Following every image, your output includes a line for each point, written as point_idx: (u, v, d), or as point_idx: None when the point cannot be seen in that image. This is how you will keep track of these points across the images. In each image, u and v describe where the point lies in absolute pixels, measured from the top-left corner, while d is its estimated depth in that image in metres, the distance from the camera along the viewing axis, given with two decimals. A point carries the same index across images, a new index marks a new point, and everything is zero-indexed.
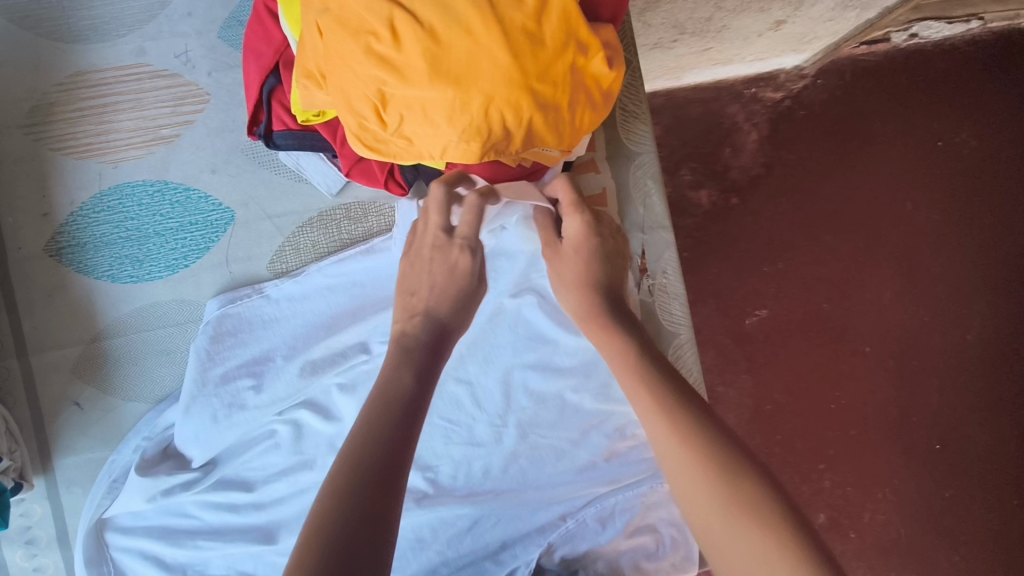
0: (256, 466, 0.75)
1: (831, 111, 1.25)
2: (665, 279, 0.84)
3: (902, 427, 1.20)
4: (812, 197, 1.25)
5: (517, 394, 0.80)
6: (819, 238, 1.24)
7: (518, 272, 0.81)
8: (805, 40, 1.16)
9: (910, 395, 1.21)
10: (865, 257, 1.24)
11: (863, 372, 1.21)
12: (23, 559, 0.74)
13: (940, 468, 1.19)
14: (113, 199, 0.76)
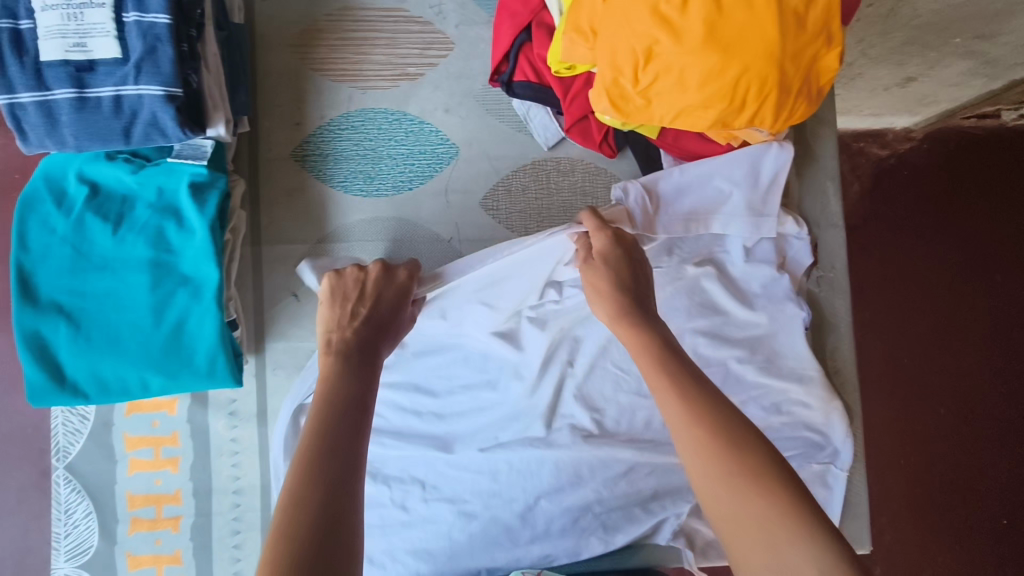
0: (443, 377, 0.86)
1: (931, 176, 1.30)
2: (833, 272, 0.90)
3: (975, 495, 1.25)
4: (910, 252, 1.30)
5: None
6: (919, 292, 1.30)
7: (704, 244, 0.88)
8: (924, 101, 1.23)
9: (982, 465, 1.26)
10: (955, 322, 1.29)
11: (945, 432, 1.27)
12: (224, 428, 0.81)
13: (1007, 544, 1.23)
14: (357, 120, 0.85)
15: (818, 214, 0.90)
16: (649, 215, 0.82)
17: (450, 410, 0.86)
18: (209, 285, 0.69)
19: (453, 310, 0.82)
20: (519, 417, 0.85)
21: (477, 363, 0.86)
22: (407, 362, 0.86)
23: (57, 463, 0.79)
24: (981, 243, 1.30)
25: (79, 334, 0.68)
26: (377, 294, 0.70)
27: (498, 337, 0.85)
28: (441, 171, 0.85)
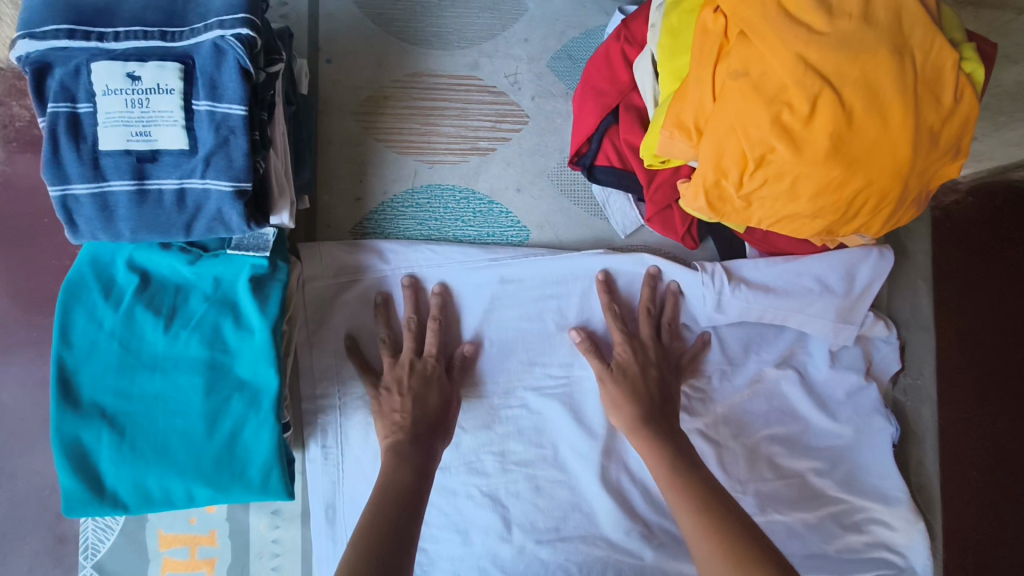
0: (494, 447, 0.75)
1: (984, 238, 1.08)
2: (920, 381, 0.83)
3: None
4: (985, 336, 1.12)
5: (761, 462, 0.78)
6: None
7: (785, 344, 0.80)
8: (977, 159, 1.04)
9: None
10: None
11: None
12: (265, 528, 0.74)
13: None
14: (423, 195, 0.79)
15: (907, 316, 0.84)
16: (723, 299, 0.76)
17: (505, 501, 0.74)
18: (268, 393, 0.63)
19: (501, 374, 0.76)
20: (573, 503, 0.75)
21: (532, 439, 0.76)
22: (458, 440, 0.75)
23: (83, 561, 0.72)
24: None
25: (122, 443, 0.62)
26: (420, 395, 0.68)
27: (553, 404, 0.76)
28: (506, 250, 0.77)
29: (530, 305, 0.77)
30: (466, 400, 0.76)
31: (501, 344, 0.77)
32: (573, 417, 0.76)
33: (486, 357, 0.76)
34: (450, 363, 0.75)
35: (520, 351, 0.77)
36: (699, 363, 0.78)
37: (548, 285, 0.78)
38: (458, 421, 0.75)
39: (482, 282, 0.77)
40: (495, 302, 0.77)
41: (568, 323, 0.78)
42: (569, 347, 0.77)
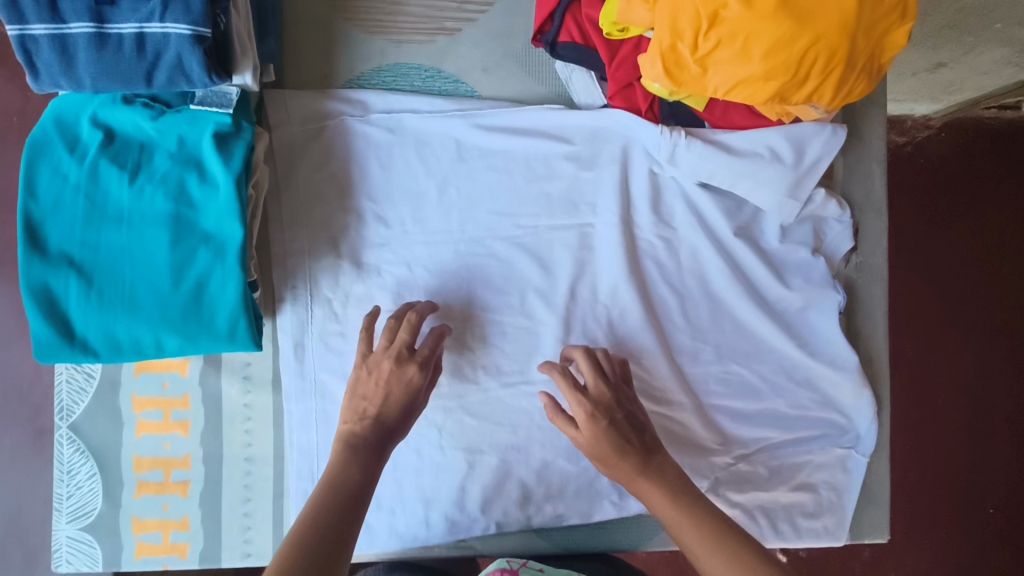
0: (462, 299, 0.80)
1: (947, 166, 1.30)
2: (871, 259, 0.87)
3: (967, 491, 1.27)
4: (941, 243, 1.31)
5: (721, 319, 0.85)
6: (935, 286, 1.30)
7: (743, 220, 0.84)
8: (948, 90, 1.22)
9: (973, 465, 1.27)
10: (957, 316, 1.30)
11: (954, 426, 1.28)
12: (238, 394, 0.77)
13: (991, 537, 1.26)
14: (388, 79, 0.81)
15: (862, 199, 0.86)
16: (676, 154, 0.80)
17: (469, 352, 0.80)
18: (232, 245, 0.64)
19: (470, 222, 0.80)
20: (534, 356, 0.80)
21: (497, 285, 0.81)
22: (424, 285, 0.79)
23: (60, 422, 0.75)
24: (988, 239, 1.31)
25: (89, 291, 0.63)
26: (388, 389, 0.67)
27: (520, 253, 0.81)
28: (475, 103, 0.81)
29: (496, 156, 0.81)
30: (436, 254, 0.80)
31: (467, 194, 0.80)
32: (539, 267, 0.81)
33: (454, 205, 0.80)
34: (420, 210, 0.80)
35: (487, 200, 0.81)
36: (668, 222, 0.84)
37: (514, 136, 0.81)
38: (425, 265, 0.79)
39: (450, 130, 0.80)
40: (462, 151, 0.81)
41: (536, 176, 0.81)
42: (535, 198, 0.81)
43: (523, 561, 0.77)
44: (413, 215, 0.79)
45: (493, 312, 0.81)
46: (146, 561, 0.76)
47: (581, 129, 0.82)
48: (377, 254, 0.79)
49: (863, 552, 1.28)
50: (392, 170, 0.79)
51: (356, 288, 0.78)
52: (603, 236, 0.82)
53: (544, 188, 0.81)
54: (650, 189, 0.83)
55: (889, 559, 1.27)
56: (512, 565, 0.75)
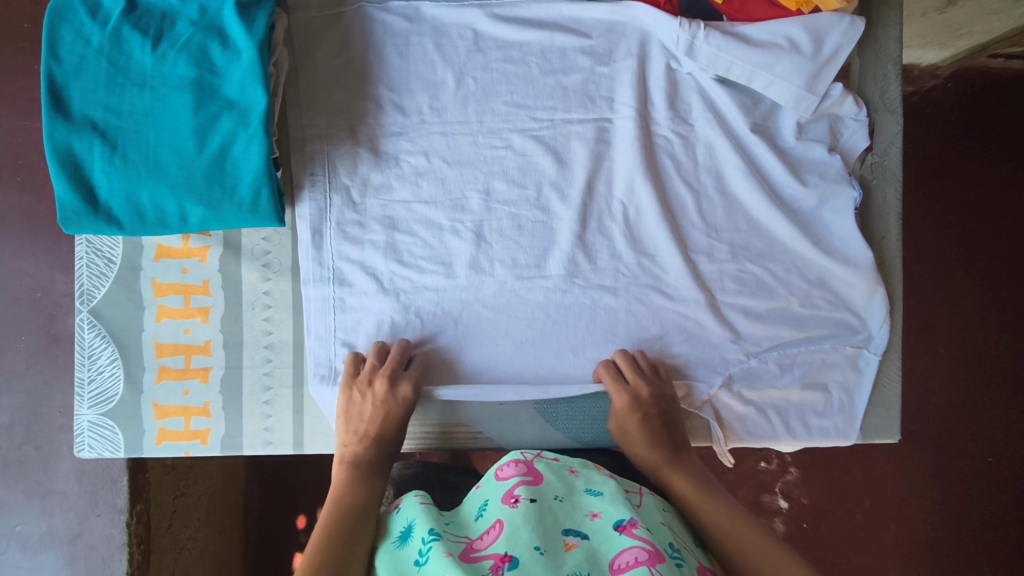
0: (476, 192, 0.80)
1: (955, 116, 1.29)
2: (886, 157, 0.86)
3: (965, 433, 1.27)
4: (948, 184, 1.30)
5: (736, 219, 0.83)
6: (938, 225, 1.31)
7: (760, 113, 0.83)
8: (957, 35, 1.19)
9: (973, 406, 1.28)
10: (959, 258, 1.30)
11: (953, 365, 1.28)
12: (258, 280, 0.78)
13: (988, 478, 1.26)
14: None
15: (876, 98, 0.87)
16: (696, 46, 0.79)
17: (484, 241, 0.80)
18: (256, 111, 0.65)
19: (487, 113, 0.80)
20: (546, 250, 0.81)
21: (514, 178, 0.81)
22: (441, 173, 0.79)
23: (80, 306, 0.76)
24: (999, 171, 1.29)
25: (113, 156, 0.64)
26: (384, 408, 0.71)
27: (535, 146, 0.81)
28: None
29: (514, 48, 0.81)
30: (457, 149, 0.80)
31: (484, 85, 0.80)
32: (554, 159, 0.81)
33: (472, 95, 0.80)
34: (437, 99, 0.80)
35: (504, 91, 0.81)
36: (685, 119, 0.83)
37: (532, 27, 0.81)
38: (442, 155, 0.80)
39: (468, 19, 0.80)
40: (480, 42, 0.81)
41: (552, 69, 0.81)
42: (551, 91, 0.81)
43: (539, 451, 0.69)
44: (430, 103, 0.79)
45: (508, 204, 0.80)
46: (167, 448, 0.77)
47: (599, 22, 0.81)
48: (394, 143, 0.79)
49: (864, 501, 1.30)
50: (409, 58, 0.79)
51: (376, 176, 0.79)
52: (619, 129, 0.81)
53: (561, 81, 0.81)
54: (666, 84, 0.82)
55: (886, 501, 1.29)
56: (528, 456, 0.66)
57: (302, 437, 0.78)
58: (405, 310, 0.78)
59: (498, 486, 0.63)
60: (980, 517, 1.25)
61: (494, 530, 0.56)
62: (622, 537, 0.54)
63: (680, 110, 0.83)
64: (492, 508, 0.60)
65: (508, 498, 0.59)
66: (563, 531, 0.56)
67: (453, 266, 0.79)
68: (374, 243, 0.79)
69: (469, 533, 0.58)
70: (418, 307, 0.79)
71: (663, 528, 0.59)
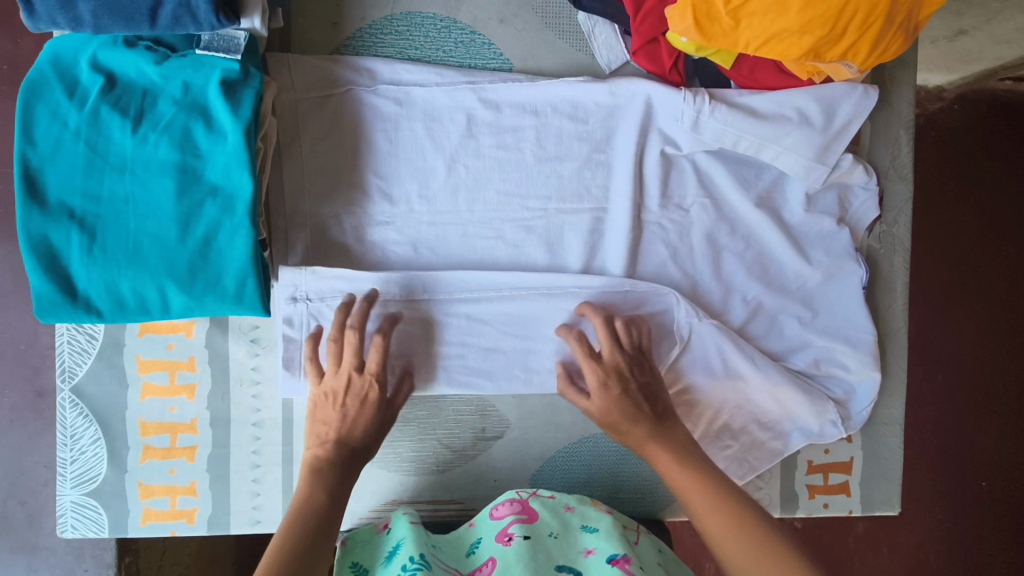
0: (472, 259, 0.77)
1: (957, 140, 1.26)
2: (895, 229, 0.84)
3: (957, 458, 1.27)
4: (955, 214, 1.27)
5: (736, 301, 0.80)
6: (942, 257, 1.27)
7: (764, 185, 0.80)
8: (967, 59, 1.17)
9: (965, 433, 1.27)
10: (959, 288, 1.27)
11: (948, 393, 1.27)
12: (246, 355, 0.75)
13: (981, 506, 1.26)
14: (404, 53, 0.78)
15: (887, 166, 0.84)
16: (701, 121, 0.75)
17: (470, 341, 0.77)
18: (242, 197, 0.63)
19: (478, 203, 0.77)
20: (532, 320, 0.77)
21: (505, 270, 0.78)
22: (427, 266, 0.76)
23: (62, 383, 0.73)
24: (1004, 216, 1.26)
25: (92, 246, 0.61)
26: (341, 366, 0.68)
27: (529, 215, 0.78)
28: (486, 75, 0.77)
29: (507, 132, 0.77)
30: (443, 240, 0.77)
31: (477, 151, 0.77)
32: (547, 249, 0.78)
33: (462, 184, 0.77)
34: (427, 187, 0.76)
35: (496, 179, 0.77)
36: (687, 191, 0.80)
37: (527, 112, 0.77)
38: (430, 245, 0.77)
39: (461, 103, 0.76)
40: (473, 126, 0.77)
41: (547, 156, 0.78)
42: (546, 180, 0.78)
43: (534, 491, 0.74)
44: (419, 192, 0.76)
45: (495, 291, 0.76)
46: (153, 528, 0.75)
47: (597, 105, 0.77)
48: (382, 233, 0.76)
49: (857, 526, 1.28)
50: (399, 145, 0.76)
51: (358, 283, 0.73)
52: (614, 221, 0.78)
53: (556, 168, 0.78)
54: (664, 164, 0.79)
55: (879, 529, 1.28)
56: (521, 495, 0.73)
57: None
58: None
59: (491, 525, 0.69)
60: (972, 544, 1.26)
61: (486, 565, 0.60)
62: (613, 569, 0.57)
63: (682, 181, 0.80)
64: (486, 545, 0.65)
65: (502, 536, 0.64)
66: (556, 568, 0.59)
67: (439, 367, 0.76)
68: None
69: (460, 566, 0.63)
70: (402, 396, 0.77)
71: (654, 567, 0.63)
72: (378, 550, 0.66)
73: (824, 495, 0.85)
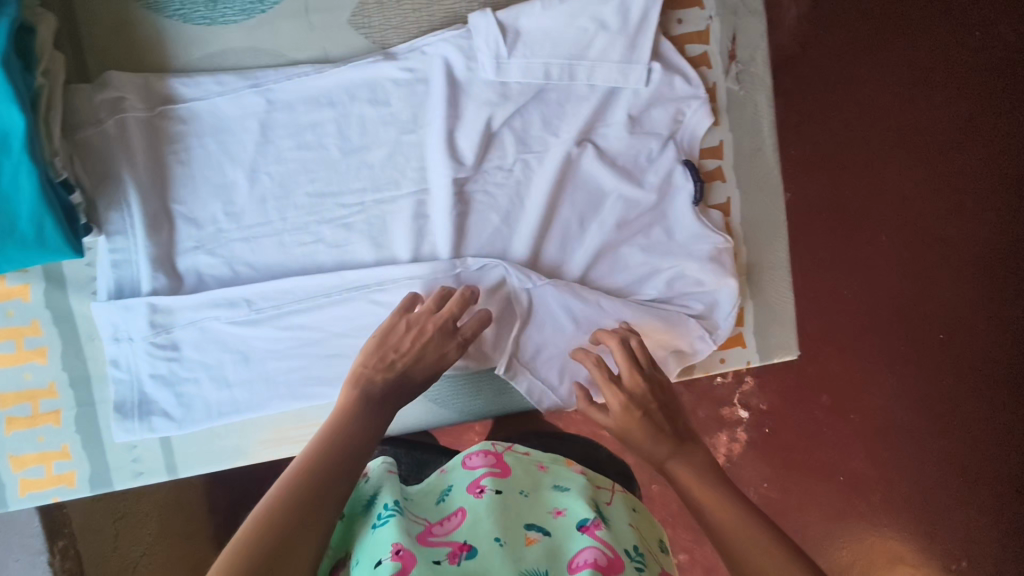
0: (301, 179, 0.73)
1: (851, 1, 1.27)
2: (753, 65, 0.80)
3: (914, 314, 1.29)
4: (849, 71, 1.28)
5: (577, 181, 0.78)
6: (852, 117, 1.29)
7: (603, 45, 0.74)
8: None
9: (922, 287, 1.29)
10: (867, 145, 1.29)
11: (870, 250, 1.29)
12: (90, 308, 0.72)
13: (945, 355, 1.29)
14: (205, 13, 0.70)
15: (736, 1, 0.79)
16: (502, 66, 0.73)
17: (309, 351, 0.75)
18: (16, 134, 0.58)
19: (289, 210, 0.73)
20: (382, 231, 0.75)
21: (337, 185, 0.74)
22: (248, 283, 0.73)
23: None
24: (878, 97, 1.29)
25: None
26: (422, 347, 0.65)
27: (355, 126, 0.73)
28: (271, 73, 0.71)
29: (306, 130, 0.72)
30: (274, 163, 0.72)
31: (287, 74, 0.71)
32: (388, 154, 0.74)
33: (269, 193, 0.73)
34: (236, 111, 0.71)
35: (305, 181, 0.73)
36: (520, 67, 0.74)
37: (322, 104, 0.72)
38: (248, 262, 0.73)
39: (250, 109, 0.71)
40: (268, 131, 0.72)
41: (353, 147, 0.73)
42: (363, 86, 0.73)
43: (510, 446, 0.72)
44: (224, 210, 0.72)
45: (325, 296, 0.75)
46: (34, 497, 0.73)
47: (396, 84, 0.73)
48: (206, 167, 0.71)
49: (822, 399, 1.30)
50: (208, 131, 0.71)
51: (180, 315, 0.72)
52: (438, 119, 0.73)
53: (364, 158, 0.74)
54: (484, 134, 0.75)
55: (845, 397, 1.29)
56: (497, 448, 0.70)
57: (176, 461, 0.75)
58: (247, 367, 0.75)
59: (466, 475, 0.65)
60: (927, 393, 1.29)
61: (456, 518, 0.58)
62: (584, 538, 0.55)
63: (500, 146, 0.76)
64: (455, 494, 0.63)
65: (474, 490, 0.61)
66: (525, 526, 0.57)
67: (280, 384, 0.75)
68: (196, 377, 0.74)
69: (429, 517, 0.60)
70: (257, 363, 0.75)
71: (627, 529, 0.60)
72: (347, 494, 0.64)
73: (721, 350, 0.83)
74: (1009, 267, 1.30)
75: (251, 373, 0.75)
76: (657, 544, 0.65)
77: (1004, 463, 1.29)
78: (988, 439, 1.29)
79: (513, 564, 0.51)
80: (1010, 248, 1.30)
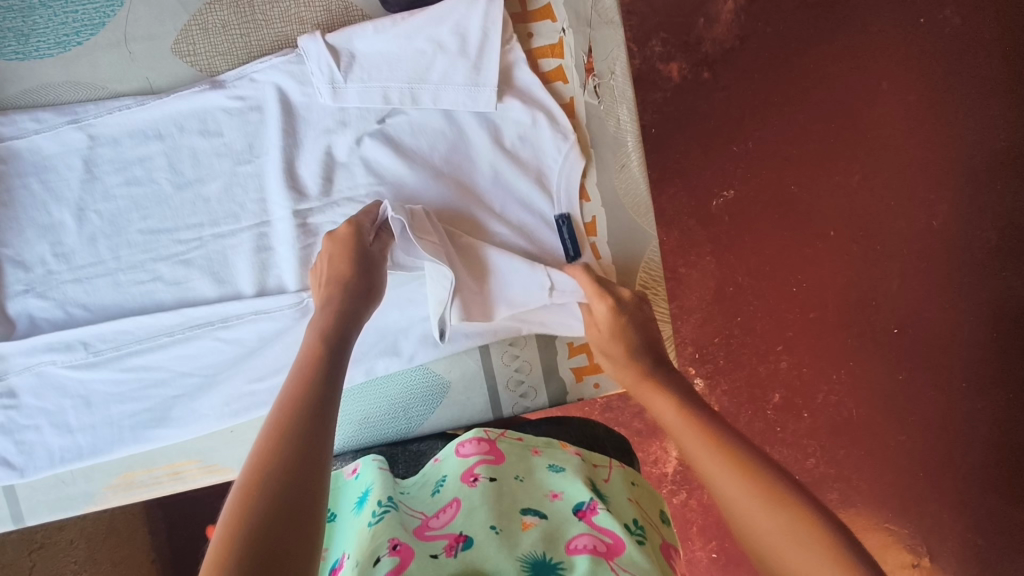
0: (132, 215, 0.71)
1: None
2: (614, 78, 0.77)
3: (862, 311, 1.25)
4: (788, 63, 1.23)
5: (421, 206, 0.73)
6: (791, 116, 1.23)
7: (436, 64, 0.71)
8: None
9: (871, 280, 1.25)
10: (811, 138, 1.24)
11: (818, 247, 1.24)
12: None
13: (896, 349, 1.25)
14: (17, 47, 0.69)
15: (589, 11, 0.76)
16: (339, 91, 0.70)
17: (149, 392, 0.72)
18: None
19: (122, 248, 0.71)
20: (221, 263, 0.72)
21: (170, 219, 0.71)
22: (83, 324, 0.70)
23: None
24: (817, 88, 1.24)
25: None
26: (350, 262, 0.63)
27: (189, 158, 0.71)
28: (90, 108, 0.70)
29: (134, 165, 0.71)
30: (105, 201, 0.70)
31: (113, 109, 0.70)
32: (224, 187, 0.71)
33: (99, 232, 0.70)
34: (59, 149, 0.70)
35: (136, 219, 0.71)
36: (356, 90, 0.71)
37: (150, 138, 0.71)
38: (82, 303, 0.71)
39: (71, 145, 0.70)
40: (93, 168, 0.70)
41: (186, 181, 0.71)
42: (193, 118, 0.71)
43: (502, 430, 0.60)
44: (53, 251, 0.70)
45: (166, 335, 0.71)
46: None
47: (228, 113, 0.71)
48: (32, 206, 0.70)
49: (773, 397, 1.24)
50: (33, 172, 0.70)
51: (12, 361, 0.69)
52: (273, 149, 0.71)
53: (199, 192, 0.71)
54: (324, 161, 0.72)
55: (797, 394, 1.24)
56: (490, 434, 0.58)
57: (20, 510, 0.73)
58: (87, 412, 0.71)
59: (457, 463, 0.56)
60: (879, 390, 1.25)
61: (451, 509, 0.50)
62: (580, 525, 0.48)
63: (347, 173, 0.73)
64: (450, 481, 0.54)
65: (468, 477, 0.53)
66: (520, 511, 0.50)
67: (124, 427, 0.72)
68: (36, 424, 0.71)
69: (426, 508, 0.53)
70: (96, 406, 0.72)
71: (627, 505, 0.53)
72: (344, 489, 0.58)
73: (594, 375, 0.78)
74: (963, 255, 1.27)
75: (91, 416, 0.71)
76: (658, 517, 0.57)
77: (961, 455, 1.26)
78: (944, 431, 1.26)
79: (509, 553, 0.45)
80: (961, 236, 1.27)
